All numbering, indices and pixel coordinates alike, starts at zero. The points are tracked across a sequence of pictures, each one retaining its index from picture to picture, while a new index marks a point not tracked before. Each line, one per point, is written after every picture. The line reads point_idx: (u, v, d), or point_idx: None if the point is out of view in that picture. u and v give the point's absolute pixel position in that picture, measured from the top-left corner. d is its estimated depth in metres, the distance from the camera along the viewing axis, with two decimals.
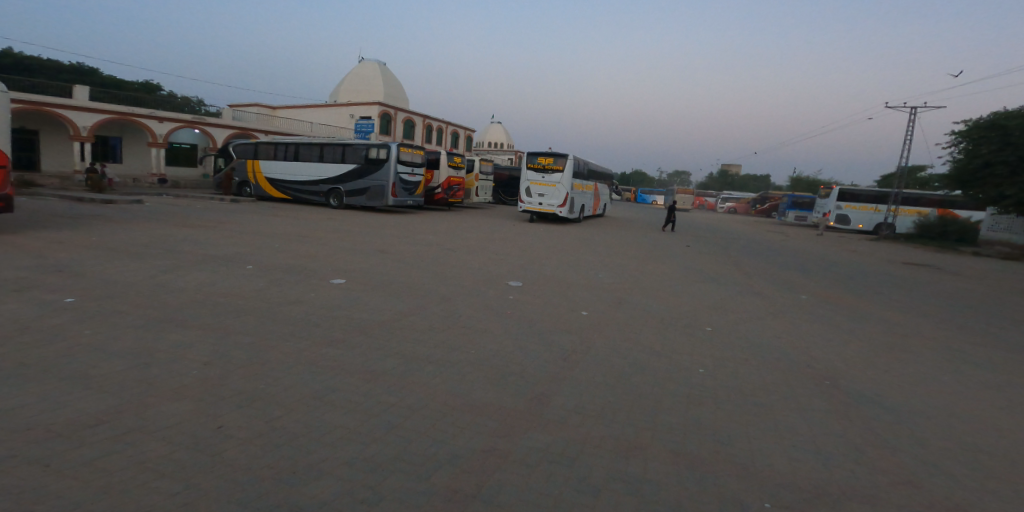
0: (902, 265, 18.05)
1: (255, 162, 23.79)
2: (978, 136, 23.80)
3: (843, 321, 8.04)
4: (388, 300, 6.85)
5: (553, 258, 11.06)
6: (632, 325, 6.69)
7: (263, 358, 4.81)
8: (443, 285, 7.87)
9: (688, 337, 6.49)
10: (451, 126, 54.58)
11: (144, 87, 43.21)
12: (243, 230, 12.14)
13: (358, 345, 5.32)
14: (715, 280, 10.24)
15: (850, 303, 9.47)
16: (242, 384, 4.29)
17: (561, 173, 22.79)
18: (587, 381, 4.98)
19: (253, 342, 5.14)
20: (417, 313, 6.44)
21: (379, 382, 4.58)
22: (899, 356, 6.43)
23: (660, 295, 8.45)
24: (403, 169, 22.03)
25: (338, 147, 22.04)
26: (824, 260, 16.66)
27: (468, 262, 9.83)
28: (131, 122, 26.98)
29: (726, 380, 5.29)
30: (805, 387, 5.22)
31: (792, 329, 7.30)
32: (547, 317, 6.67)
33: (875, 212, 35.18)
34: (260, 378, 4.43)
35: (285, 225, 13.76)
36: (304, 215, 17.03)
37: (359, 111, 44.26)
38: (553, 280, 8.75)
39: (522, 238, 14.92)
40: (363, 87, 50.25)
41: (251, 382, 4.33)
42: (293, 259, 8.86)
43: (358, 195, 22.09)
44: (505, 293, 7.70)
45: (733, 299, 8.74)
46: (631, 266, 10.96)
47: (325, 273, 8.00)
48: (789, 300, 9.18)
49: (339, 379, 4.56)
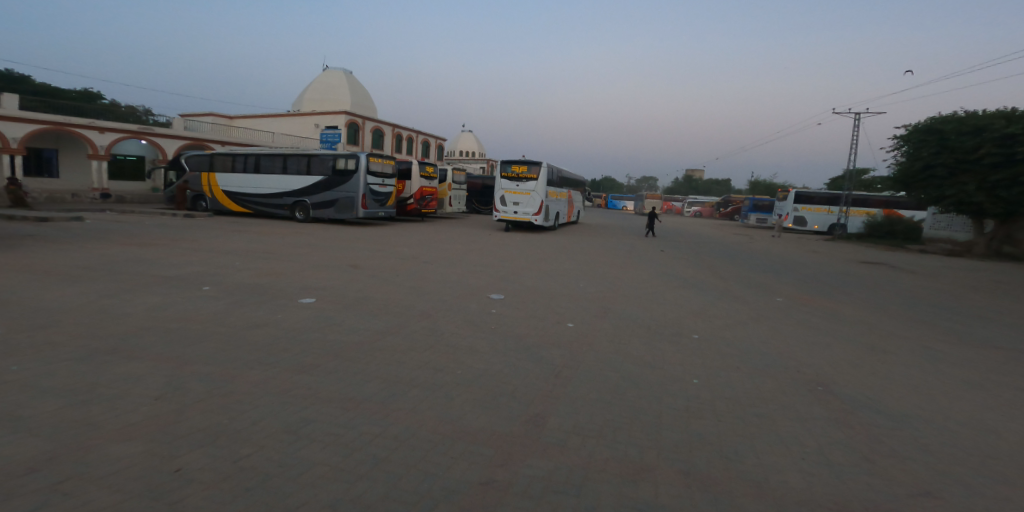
0: (862, 264, 18.68)
1: (211, 175, 22.71)
2: (918, 139, 25.07)
3: (822, 323, 8.10)
4: (364, 319, 6.45)
5: (532, 268, 10.84)
6: (620, 336, 6.51)
7: (228, 389, 4.36)
8: (420, 300, 7.52)
9: (677, 346, 6.36)
10: (422, 136, 53.92)
11: (84, 96, 40.94)
12: (200, 247, 11.43)
13: (334, 369, 4.93)
14: (695, 286, 10.23)
15: (825, 305, 9.62)
16: (205, 419, 3.84)
17: (535, 180, 22.72)
18: (582, 398, 4.74)
19: (216, 372, 4.67)
20: (396, 331, 6.08)
21: (361, 410, 4.21)
22: (883, 358, 6.47)
23: (643, 303, 8.34)
24: (374, 180, 21.47)
25: (302, 158, 21.27)
26: (792, 262, 17.05)
27: (445, 275, 9.50)
28: (69, 132, 25.36)
29: (722, 391, 5.15)
30: (800, 395, 5.13)
31: (777, 333, 7.28)
32: (533, 331, 6.42)
33: (829, 213, 36.61)
34: (226, 412, 3.98)
35: (247, 240, 13.06)
36: (267, 230, 16.28)
37: (323, 121, 43.17)
38: (534, 292, 8.51)
39: (499, 248, 14.69)
40: (328, 95, 49.06)
41: (214, 417, 3.88)
42: (257, 277, 8.33)
43: (326, 207, 21.36)
44: (486, 306, 7.40)
45: (714, 305, 8.71)
46: (611, 274, 10.85)
47: (292, 292, 7.52)
48: (768, 303, 9.24)
49: (315, 409, 4.17)
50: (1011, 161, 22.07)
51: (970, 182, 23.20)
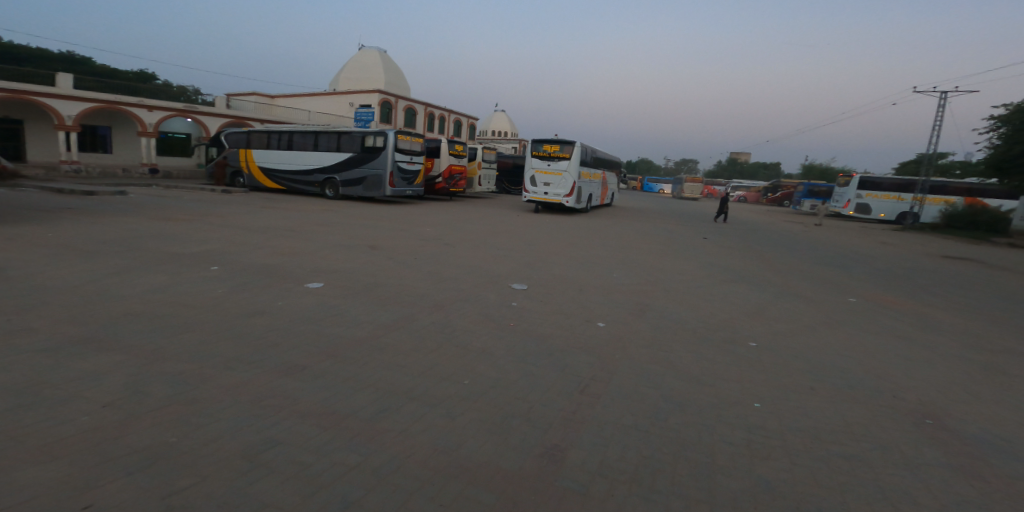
0: (939, 258, 16.70)
1: (248, 151, 22.79)
2: (1019, 120, 22.18)
3: (909, 331, 6.82)
4: (369, 310, 5.74)
5: (562, 255, 9.93)
6: (662, 341, 5.53)
7: (191, 395, 3.71)
8: (435, 289, 6.76)
9: (731, 355, 5.34)
10: (455, 114, 53.34)
11: (139, 76, 42.51)
12: (222, 223, 11.11)
13: (320, 372, 4.19)
14: (747, 280, 9.04)
15: (905, 307, 8.26)
16: (150, 436, 3.19)
17: (568, 160, 21.50)
18: (613, 424, 3.85)
19: (185, 371, 4.04)
20: (401, 327, 5.32)
21: (340, 431, 3.47)
22: (995, 381, 5.22)
23: (687, 300, 7.27)
24: (402, 158, 20.91)
25: (333, 135, 20.93)
26: (855, 253, 15.33)
27: (467, 260, 8.74)
28: (119, 111, 26.03)
29: (792, 421, 4.11)
30: (896, 430, 4.05)
31: (853, 343, 6.08)
32: (559, 332, 5.53)
33: (899, 201, 33.52)
34: (177, 427, 3.31)
35: (269, 217, 12.66)
36: (294, 206, 15.99)
37: (358, 99, 43.16)
38: (564, 282, 7.60)
39: (528, 231, 13.81)
40: (363, 75, 49.13)
41: (162, 435, 3.21)
42: (268, 257, 7.77)
43: (354, 185, 21.02)
44: (507, 299, 6.56)
45: (773, 304, 7.54)
46: (649, 264, 9.77)
47: (298, 275, 6.90)
48: (837, 304, 7.96)
49: (290, 423, 3.45)
50: None
51: None
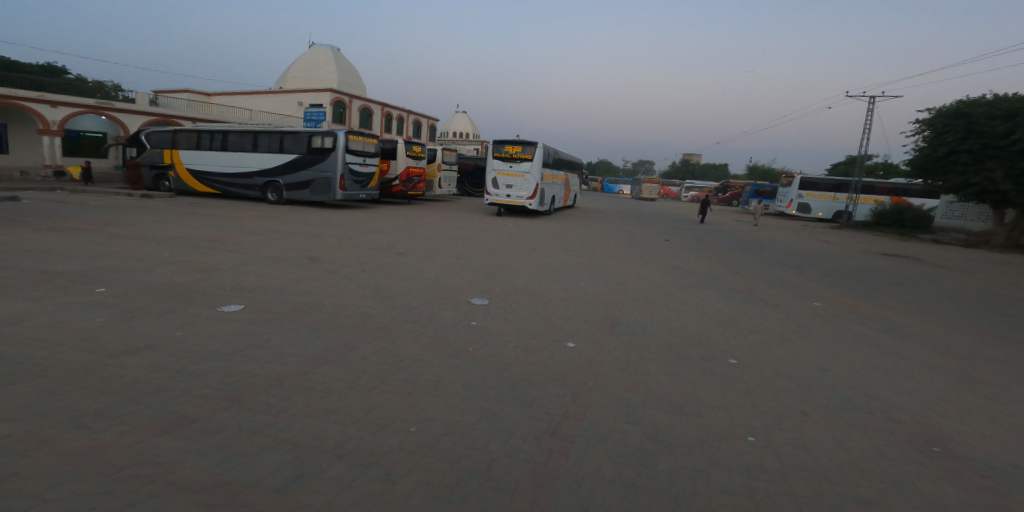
0: (883, 256, 17.17)
1: (174, 152, 20.85)
2: (941, 124, 23.40)
3: (882, 336, 6.54)
4: (297, 338, 4.81)
5: (523, 263, 9.27)
6: (639, 364, 4.93)
7: (21, 463, 2.66)
8: (379, 309, 5.91)
9: (712, 376, 4.80)
10: (413, 115, 51.88)
11: (46, 70, 38.75)
12: (135, 233, 9.74)
13: (222, 422, 3.28)
14: (713, 285, 8.66)
15: (871, 310, 8.07)
16: None
17: (530, 161, 20.90)
18: (593, 478, 3.14)
19: (24, 427, 2.97)
20: (336, 358, 4.45)
21: (236, 503, 2.56)
22: (984, 391, 4.88)
23: (658, 311, 6.75)
24: (353, 159, 19.70)
25: (275, 135, 19.44)
26: (809, 254, 15.46)
27: (419, 272, 7.90)
28: (15, 106, 23.35)
29: (792, 458, 3.53)
30: (906, 462, 3.56)
31: (833, 353, 5.70)
32: (522, 358, 4.82)
33: (834, 200, 35.01)
34: None
35: (194, 225, 11.30)
36: (227, 212, 14.53)
37: (307, 98, 41.17)
38: (526, 295, 6.91)
39: (489, 236, 13.11)
40: (313, 73, 46.86)
41: None
42: (181, 275, 6.66)
43: (301, 188, 19.63)
44: (463, 318, 5.79)
45: (744, 312, 7.15)
46: (614, 270, 9.25)
47: (215, 295, 5.86)
48: (807, 309, 7.67)
49: (166, 498, 2.52)
50: None
51: (997, 169, 21.68)
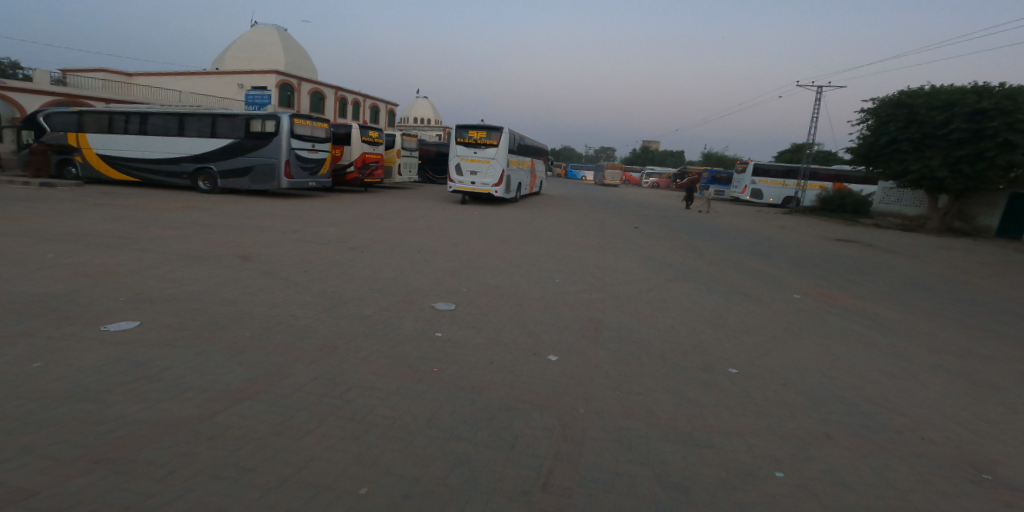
0: (842, 242, 17.38)
1: (81, 136, 18.68)
2: (885, 114, 24.05)
3: (877, 335, 6.12)
4: (213, 365, 3.87)
5: (490, 257, 8.49)
6: (635, 382, 4.24)
7: None
8: (324, 319, 4.99)
9: (716, 392, 4.17)
10: (369, 99, 49.69)
11: None
12: (32, 229, 8.38)
13: (84, 502, 2.36)
14: (694, 280, 8.13)
15: (853, 303, 7.75)
16: None
17: (496, 147, 19.97)
18: None
19: None
20: (263, 392, 3.55)
21: None
22: (1003, 399, 4.44)
23: (644, 312, 6.11)
24: (300, 145, 18.16)
25: (207, 117, 17.67)
26: (777, 241, 15.37)
27: (375, 271, 6.98)
28: None
29: (833, 496, 2.90)
30: (961, 494, 2.98)
31: (836, 357, 5.21)
32: (497, 378, 4.03)
33: (784, 187, 35.92)
34: None
35: (109, 219, 9.93)
36: (152, 202, 12.99)
37: (249, 80, 38.62)
38: (496, 297, 6.13)
39: (453, 227, 12.23)
40: (257, 54, 43.96)
41: None
42: (74, 282, 5.54)
43: (239, 176, 18.00)
44: (427, 327, 4.97)
45: (732, 309, 6.64)
46: (590, 264, 8.59)
47: (113, 310, 4.81)
48: (792, 304, 7.25)
49: None
50: (977, 136, 21.33)
51: (934, 156, 22.39)
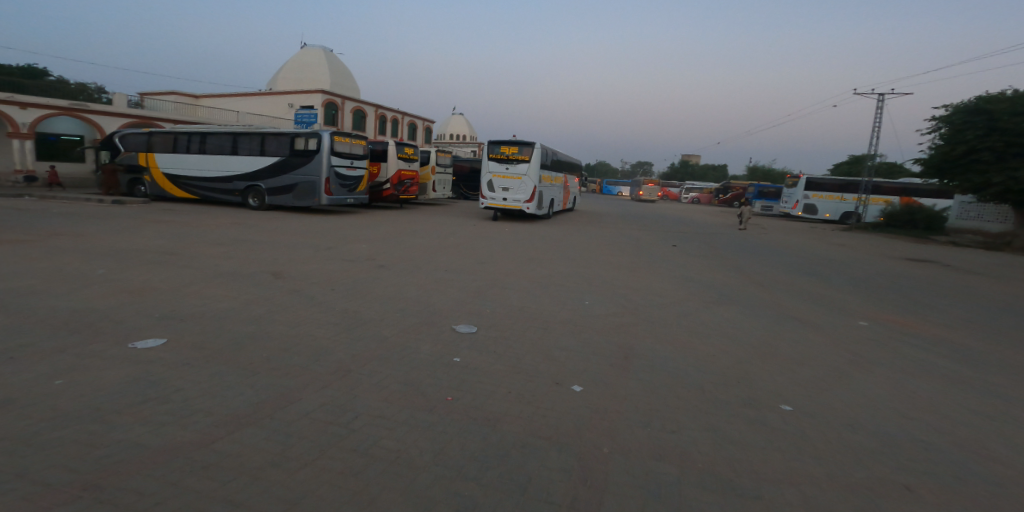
0: (903, 261, 16.07)
1: (149, 155, 19.86)
2: (961, 121, 22.25)
3: (953, 367, 5.41)
4: (223, 388, 3.74)
5: (517, 277, 8.21)
6: (670, 418, 3.81)
7: None
8: (341, 341, 4.82)
9: (764, 432, 3.69)
10: (409, 117, 50.99)
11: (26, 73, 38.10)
12: (81, 246, 8.75)
13: None
14: (737, 302, 7.55)
15: (920, 329, 6.98)
16: None
17: (527, 162, 19.84)
18: None
19: None
20: (268, 419, 3.37)
21: None
22: None
23: (679, 337, 5.65)
24: (340, 162, 18.60)
25: (256, 136, 18.44)
26: (828, 260, 14.36)
27: (399, 290, 6.83)
28: None
29: None
30: None
31: (904, 392, 4.59)
32: (515, 410, 3.71)
33: (841, 201, 33.84)
34: None
35: (155, 236, 10.29)
36: (200, 219, 13.52)
37: (297, 100, 40.34)
38: (520, 319, 5.83)
39: (482, 244, 12.06)
40: (304, 74, 45.98)
41: None
42: (109, 298, 5.64)
43: (284, 192, 18.60)
44: (445, 352, 4.71)
45: (779, 335, 6.05)
46: (622, 285, 8.16)
47: (137, 328, 4.81)
48: (850, 331, 6.58)
49: None
50: None
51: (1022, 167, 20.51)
